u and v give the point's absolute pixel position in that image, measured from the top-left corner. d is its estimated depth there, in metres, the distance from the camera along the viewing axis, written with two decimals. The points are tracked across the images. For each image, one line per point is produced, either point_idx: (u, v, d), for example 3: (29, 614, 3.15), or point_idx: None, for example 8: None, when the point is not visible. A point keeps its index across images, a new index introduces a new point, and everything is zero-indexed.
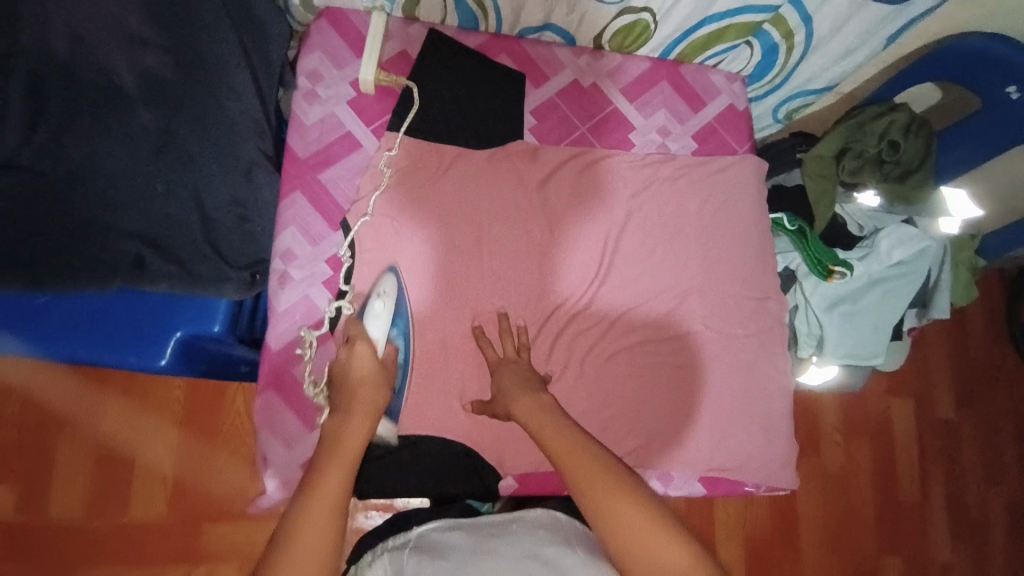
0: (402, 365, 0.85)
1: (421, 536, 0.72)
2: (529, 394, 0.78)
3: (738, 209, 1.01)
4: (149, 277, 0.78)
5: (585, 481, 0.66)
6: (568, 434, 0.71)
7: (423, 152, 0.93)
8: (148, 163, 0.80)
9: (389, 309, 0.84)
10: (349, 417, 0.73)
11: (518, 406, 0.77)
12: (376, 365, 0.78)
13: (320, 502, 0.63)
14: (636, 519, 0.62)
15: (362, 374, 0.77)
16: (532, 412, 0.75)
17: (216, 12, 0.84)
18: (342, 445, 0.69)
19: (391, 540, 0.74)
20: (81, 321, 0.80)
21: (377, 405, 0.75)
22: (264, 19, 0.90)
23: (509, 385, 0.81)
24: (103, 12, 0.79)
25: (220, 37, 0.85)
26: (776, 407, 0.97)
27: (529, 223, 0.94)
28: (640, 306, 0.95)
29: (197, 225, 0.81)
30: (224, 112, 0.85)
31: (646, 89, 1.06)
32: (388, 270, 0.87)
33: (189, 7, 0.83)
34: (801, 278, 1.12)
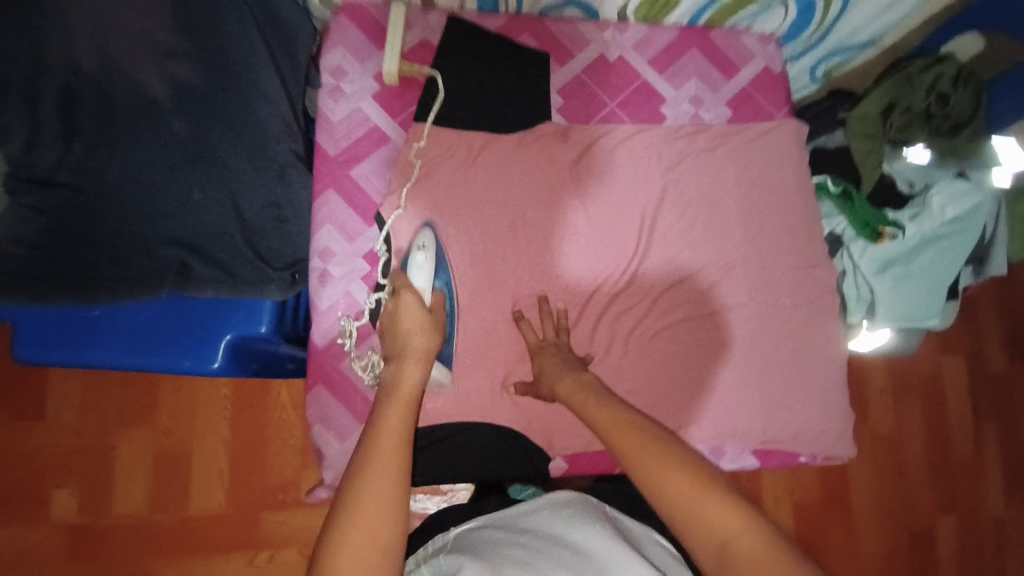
0: (449, 314, 0.84)
1: (459, 535, 0.65)
2: (572, 373, 0.77)
3: (779, 176, 0.97)
4: (195, 282, 0.80)
5: (632, 451, 0.62)
6: (613, 410, 0.69)
7: (452, 140, 0.92)
8: (185, 172, 0.81)
9: (432, 258, 0.81)
10: (403, 364, 0.69)
11: (562, 385, 0.77)
12: (425, 317, 0.74)
13: (383, 457, 0.58)
14: (685, 485, 0.58)
15: (412, 322, 0.73)
16: (574, 390, 0.74)
17: (237, 15, 0.85)
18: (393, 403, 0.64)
19: (427, 546, 0.66)
20: (135, 329, 0.82)
21: (428, 348, 0.71)
22: (289, 19, 0.89)
23: (552, 367, 0.80)
24: (132, 28, 0.82)
25: (242, 39, 0.85)
26: (829, 378, 0.94)
27: (563, 203, 0.92)
28: (680, 282, 0.93)
29: (236, 229, 0.83)
30: (254, 116, 0.85)
31: (675, 59, 1.02)
32: (424, 226, 0.86)
33: (210, 14, 0.84)
34: (848, 242, 1.09)
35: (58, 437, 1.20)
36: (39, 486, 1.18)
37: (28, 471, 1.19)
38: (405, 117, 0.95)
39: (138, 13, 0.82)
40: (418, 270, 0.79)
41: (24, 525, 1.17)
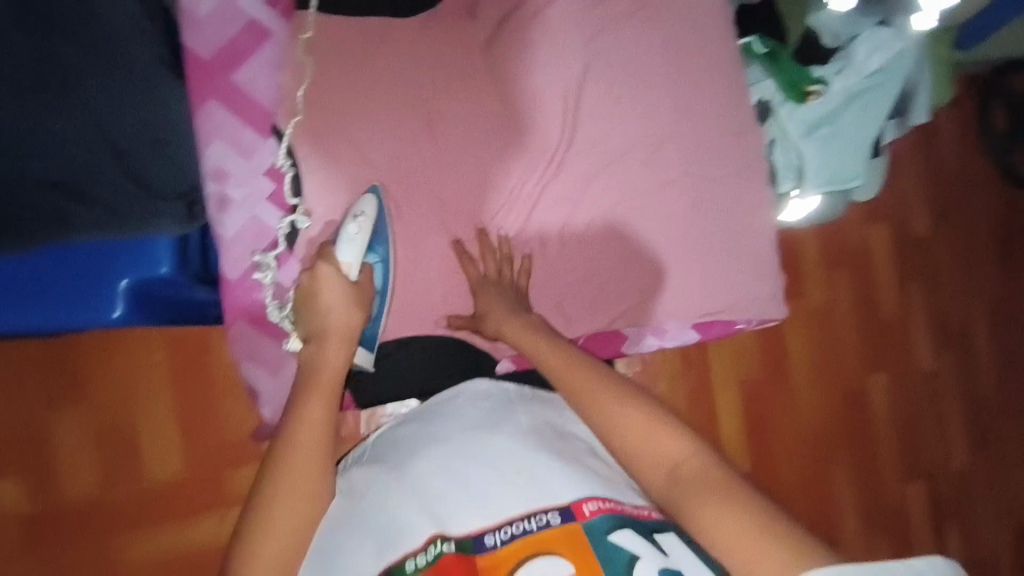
0: (381, 293, 0.79)
1: (375, 439, 0.69)
2: (517, 317, 0.77)
3: (703, 38, 0.92)
4: (75, 228, 0.70)
5: (585, 390, 0.65)
6: (561, 351, 0.71)
7: (345, 32, 0.81)
8: (25, 95, 0.67)
9: (367, 233, 0.75)
10: (324, 342, 0.69)
11: (509, 328, 0.76)
12: (340, 295, 0.71)
13: (306, 428, 0.62)
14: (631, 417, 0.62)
15: (330, 299, 0.71)
16: (524, 333, 0.75)
17: None
18: (321, 373, 0.67)
19: (352, 452, 0.71)
20: (18, 287, 0.73)
21: (351, 326, 0.70)
22: None
23: (495, 306, 0.78)
24: None
25: None
26: (765, 243, 0.95)
27: (480, 94, 0.85)
28: (614, 165, 0.89)
29: (111, 160, 0.71)
30: (96, 14, 0.70)
31: None
32: (371, 189, 0.79)
33: None
34: (777, 107, 1.07)
35: None
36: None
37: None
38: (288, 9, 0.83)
39: None
40: (348, 243, 0.74)
41: None
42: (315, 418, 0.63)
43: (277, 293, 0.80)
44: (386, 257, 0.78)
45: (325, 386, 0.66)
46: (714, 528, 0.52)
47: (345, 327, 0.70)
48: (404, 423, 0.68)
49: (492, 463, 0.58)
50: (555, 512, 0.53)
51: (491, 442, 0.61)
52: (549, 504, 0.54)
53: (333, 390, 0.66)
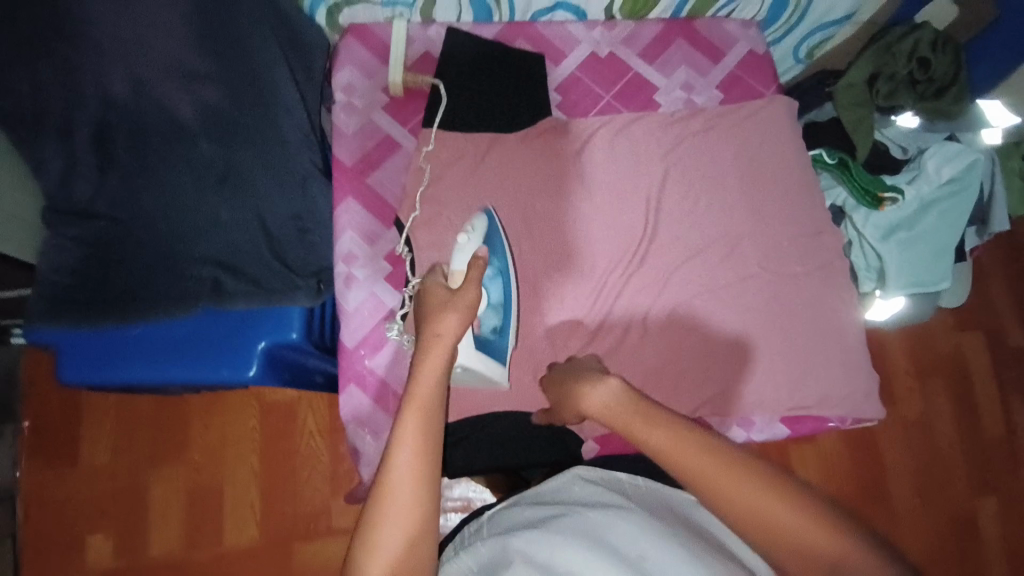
0: (505, 302, 0.84)
1: (492, 517, 0.71)
2: (595, 387, 0.72)
3: (774, 151, 1.01)
4: (228, 297, 0.84)
5: (718, 481, 0.61)
6: (671, 426, 0.65)
7: (459, 143, 0.95)
8: (215, 193, 0.85)
9: (477, 240, 0.81)
10: (422, 359, 0.68)
11: (590, 404, 0.72)
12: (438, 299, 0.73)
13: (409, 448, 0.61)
14: (772, 505, 0.59)
15: (432, 310, 0.72)
16: (607, 408, 0.70)
17: (266, 41, 0.84)
18: (420, 388, 0.66)
19: (466, 531, 0.72)
20: (169, 349, 0.85)
21: (449, 337, 0.70)
22: (298, 25, 0.89)
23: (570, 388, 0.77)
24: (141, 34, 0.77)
25: (266, 53, 0.84)
26: (850, 341, 0.95)
27: (571, 194, 0.95)
28: (693, 259, 0.94)
29: (264, 243, 0.86)
30: (276, 128, 0.86)
31: (662, 50, 1.05)
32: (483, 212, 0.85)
33: (230, 25, 0.81)
34: (850, 211, 1.11)
35: (89, 481, 1.22)
36: (72, 531, 1.20)
37: (63, 515, 1.20)
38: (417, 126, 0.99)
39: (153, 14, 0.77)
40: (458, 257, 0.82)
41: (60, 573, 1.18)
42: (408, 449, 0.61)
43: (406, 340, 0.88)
44: (502, 269, 0.83)
45: (416, 411, 0.64)
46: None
47: (445, 335, 0.70)
48: (520, 505, 0.71)
49: (617, 547, 0.60)
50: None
51: (614, 527, 0.63)
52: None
53: (431, 407, 0.65)
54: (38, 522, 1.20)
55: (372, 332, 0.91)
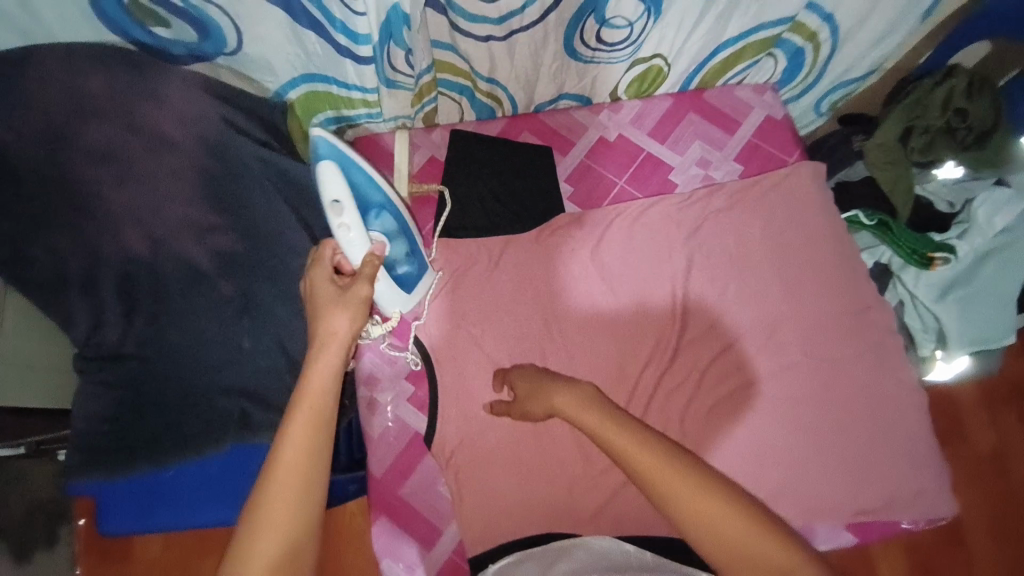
0: (402, 230, 0.82)
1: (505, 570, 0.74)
2: (573, 386, 0.74)
3: (806, 223, 0.95)
4: (255, 429, 0.86)
5: (682, 487, 0.61)
6: (635, 431, 0.66)
7: (472, 248, 0.93)
8: (234, 325, 0.85)
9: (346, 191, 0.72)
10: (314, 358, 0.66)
11: (562, 399, 0.74)
12: (331, 294, 0.69)
13: (291, 452, 0.60)
14: (728, 518, 0.60)
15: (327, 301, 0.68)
16: (581, 407, 0.71)
17: (264, 186, 0.84)
18: (306, 394, 0.63)
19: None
20: (203, 489, 0.88)
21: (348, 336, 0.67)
22: (300, 174, 0.87)
23: (541, 385, 0.78)
24: (155, 195, 0.77)
25: (264, 198, 0.84)
26: (907, 428, 0.88)
27: (591, 292, 0.93)
28: (727, 351, 0.90)
29: (287, 369, 0.88)
30: (289, 271, 0.86)
31: (674, 126, 1.01)
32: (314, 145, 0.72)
33: (233, 175, 0.82)
34: (898, 271, 1.03)
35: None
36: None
37: None
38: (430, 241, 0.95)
39: (163, 176, 0.77)
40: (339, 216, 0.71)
41: None
42: (295, 449, 0.60)
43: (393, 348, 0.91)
44: (382, 201, 0.78)
45: (307, 412, 0.62)
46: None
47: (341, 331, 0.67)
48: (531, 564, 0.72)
49: None
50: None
51: None
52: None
53: (320, 412, 0.63)
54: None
55: (400, 457, 0.87)
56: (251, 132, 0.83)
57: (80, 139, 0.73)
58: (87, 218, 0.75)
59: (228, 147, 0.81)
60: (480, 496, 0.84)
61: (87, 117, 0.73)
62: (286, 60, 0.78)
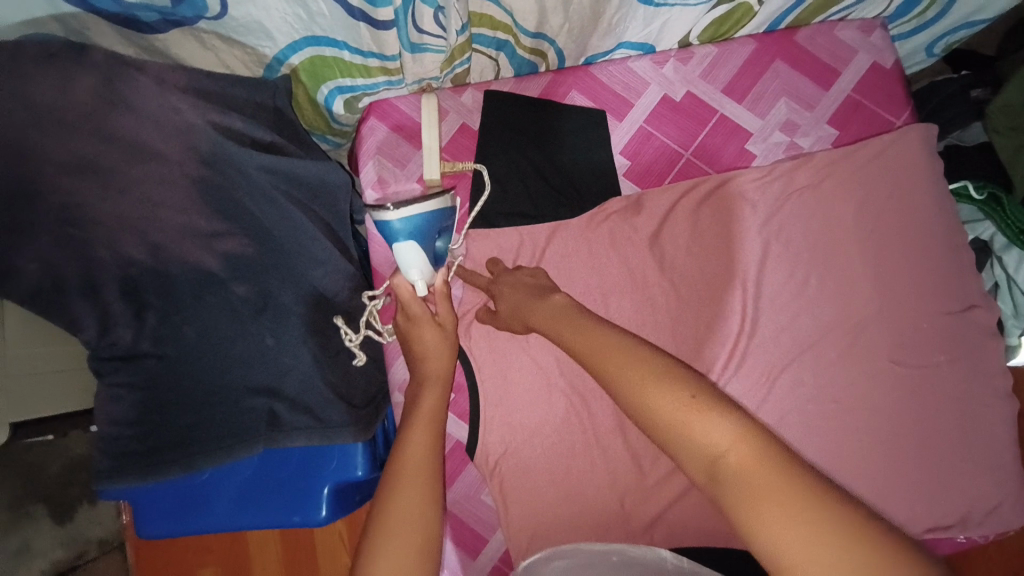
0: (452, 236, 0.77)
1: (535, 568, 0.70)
2: (542, 300, 0.68)
3: (911, 202, 0.80)
4: (286, 432, 0.78)
5: (629, 372, 0.56)
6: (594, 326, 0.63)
7: (514, 238, 0.82)
8: (256, 323, 0.75)
9: (422, 247, 0.70)
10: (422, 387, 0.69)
11: (536, 314, 0.68)
12: (439, 343, 0.70)
13: (412, 460, 0.62)
14: (668, 402, 0.53)
15: (426, 346, 0.70)
16: (554, 318, 0.66)
17: (277, 184, 0.76)
18: (418, 410, 0.67)
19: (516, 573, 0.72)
20: (237, 494, 0.82)
21: (446, 371, 0.70)
22: (312, 173, 0.79)
23: (518, 299, 0.71)
24: (141, 196, 0.67)
25: (271, 199, 0.75)
26: (1004, 439, 0.78)
27: (648, 287, 0.82)
28: (804, 354, 0.79)
29: (315, 371, 0.79)
30: (311, 279, 0.79)
31: (756, 79, 0.83)
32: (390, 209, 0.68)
33: (232, 171, 0.72)
34: (999, 252, 0.88)
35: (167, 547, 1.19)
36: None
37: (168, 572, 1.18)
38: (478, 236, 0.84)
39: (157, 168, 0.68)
40: (414, 272, 0.71)
41: None
42: (418, 453, 0.63)
43: None
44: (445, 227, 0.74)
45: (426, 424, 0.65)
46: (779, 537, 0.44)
47: (441, 366, 0.70)
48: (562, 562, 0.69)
49: None
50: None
51: None
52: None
53: (435, 424, 0.66)
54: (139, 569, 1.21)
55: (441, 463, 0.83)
56: (254, 136, 0.75)
57: (52, 145, 0.63)
58: (72, 225, 0.64)
59: (226, 158, 0.71)
60: (526, 510, 0.79)
61: (46, 126, 0.62)
62: (283, 22, 0.65)
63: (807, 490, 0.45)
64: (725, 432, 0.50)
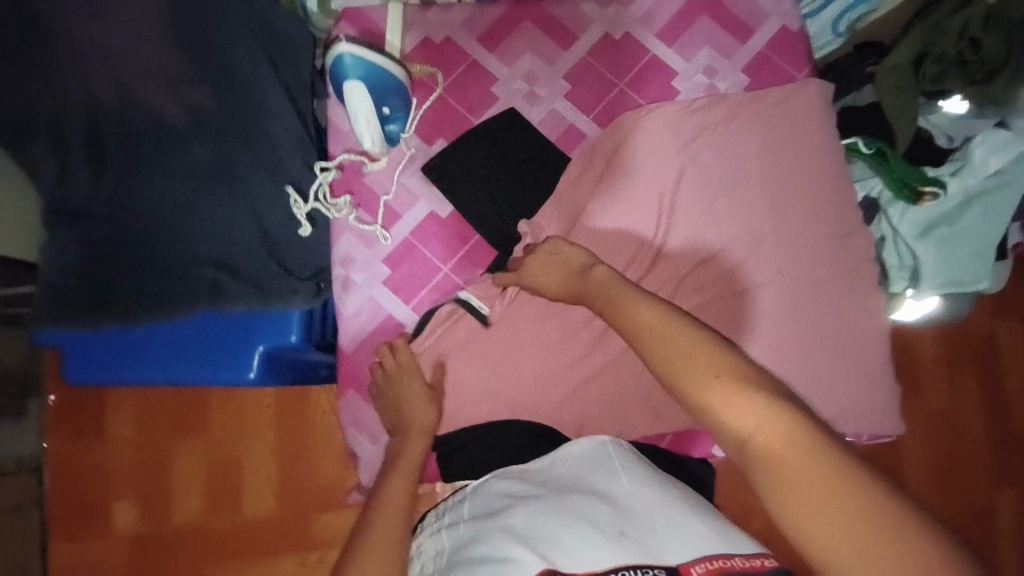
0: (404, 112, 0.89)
1: (478, 487, 0.76)
2: (586, 276, 0.74)
3: (808, 140, 0.92)
4: (228, 297, 0.83)
5: (667, 349, 0.61)
6: (643, 305, 0.66)
7: (461, 139, 0.90)
8: (208, 192, 0.83)
9: (366, 96, 0.84)
10: (405, 438, 0.82)
11: (592, 281, 0.73)
12: (420, 396, 0.83)
13: (387, 508, 0.74)
14: (711, 388, 0.56)
15: (413, 400, 0.83)
16: (604, 285, 0.71)
17: (246, 42, 0.84)
18: (400, 465, 0.79)
19: (449, 501, 0.77)
20: (166, 352, 0.85)
21: (424, 424, 0.82)
22: (284, 27, 0.87)
23: (563, 275, 0.77)
24: (118, 35, 0.80)
25: (244, 52, 0.84)
26: (871, 348, 0.91)
27: (576, 196, 0.91)
28: (704, 265, 0.89)
29: (261, 241, 0.85)
30: (267, 133, 0.85)
31: (685, 28, 0.96)
32: (338, 49, 0.83)
33: (208, 29, 0.83)
34: (885, 205, 1.04)
35: (123, 451, 1.34)
36: (91, 504, 1.33)
37: (87, 480, 1.33)
38: (439, 138, 0.92)
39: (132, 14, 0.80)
40: (358, 121, 0.85)
41: (96, 545, 1.32)
42: (394, 500, 0.75)
43: (361, 232, 0.90)
44: (395, 90, 0.86)
45: (401, 479, 0.78)
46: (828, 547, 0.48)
47: (422, 417, 0.82)
48: (509, 478, 0.74)
49: (597, 519, 0.62)
50: (653, 569, 0.56)
51: (591, 502, 0.65)
52: (631, 559, 0.57)
53: (410, 476, 0.78)
54: (55, 497, 1.32)
55: (371, 336, 0.90)
56: None
57: None
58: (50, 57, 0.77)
59: None
60: (452, 383, 0.87)
61: None
62: None
63: (850, 487, 0.48)
64: (769, 442, 0.51)
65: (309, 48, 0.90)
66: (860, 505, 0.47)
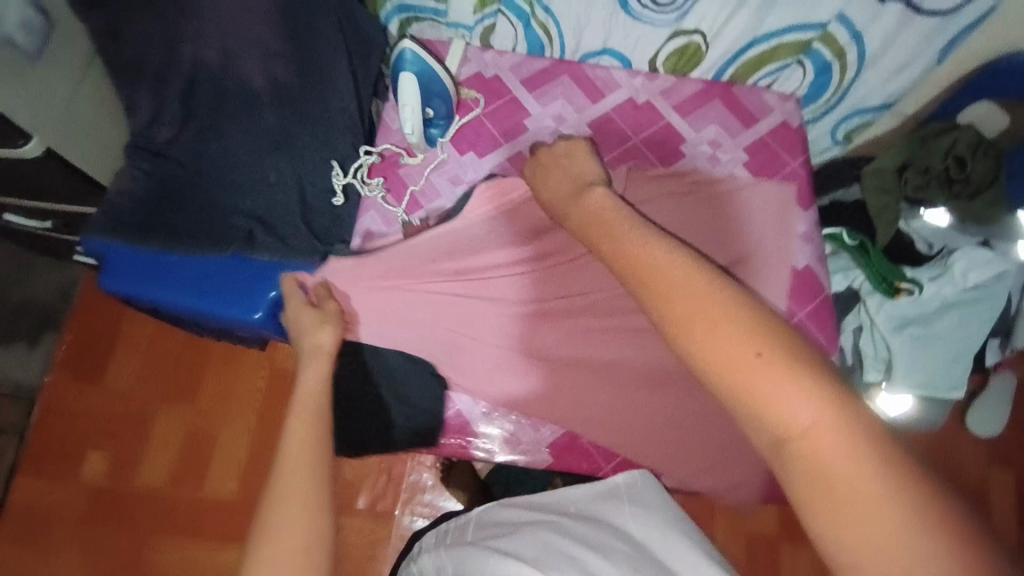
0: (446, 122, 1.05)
1: (479, 516, 0.85)
2: (585, 198, 0.72)
3: (784, 222, 1.04)
4: (256, 246, 0.93)
5: (679, 302, 0.54)
6: (641, 239, 0.61)
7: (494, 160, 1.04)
8: (266, 156, 0.97)
9: (416, 91, 0.99)
10: (307, 369, 0.80)
11: (589, 201, 0.70)
12: (311, 320, 0.87)
13: (291, 451, 0.67)
14: (734, 344, 0.50)
15: (303, 322, 0.87)
16: (602, 202, 0.69)
17: (333, 36, 1.00)
18: (308, 404, 0.73)
19: (452, 524, 0.87)
20: (185, 278, 0.90)
21: (323, 345, 0.83)
22: (370, 33, 1.05)
23: (564, 183, 0.77)
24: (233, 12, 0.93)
25: (330, 44, 1.00)
26: None
27: None
28: None
29: (297, 205, 0.98)
30: (328, 120, 1.01)
31: (698, 106, 1.11)
32: (403, 48, 0.98)
33: (308, 23, 0.98)
34: (864, 296, 1.11)
35: (117, 402, 1.39)
36: (68, 446, 1.36)
37: (71, 423, 1.38)
38: (470, 150, 1.06)
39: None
40: (404, 108, 0.99)
41: (60, 489, 1.34)
42: (299, 436, 0.68)
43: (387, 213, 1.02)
44: (441, 94, 1.02)
45: (310, 416, 0.72)
46: (845, 531, 0.44)
47: (324, 342, 0.84)
48: (512, 508, 0.85)
49: None
50: None
51: None
52: None
53: (317, 414, 0.72)
54: (38, 430, 1.37)
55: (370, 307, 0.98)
56: None
57: None
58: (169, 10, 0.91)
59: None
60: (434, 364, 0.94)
61: None
62: None
63: (884, 474, 0.44)
64: (818, 420, 0.46)
65: (381, 55, 1.08)
66: (902, 494, 0.44)
